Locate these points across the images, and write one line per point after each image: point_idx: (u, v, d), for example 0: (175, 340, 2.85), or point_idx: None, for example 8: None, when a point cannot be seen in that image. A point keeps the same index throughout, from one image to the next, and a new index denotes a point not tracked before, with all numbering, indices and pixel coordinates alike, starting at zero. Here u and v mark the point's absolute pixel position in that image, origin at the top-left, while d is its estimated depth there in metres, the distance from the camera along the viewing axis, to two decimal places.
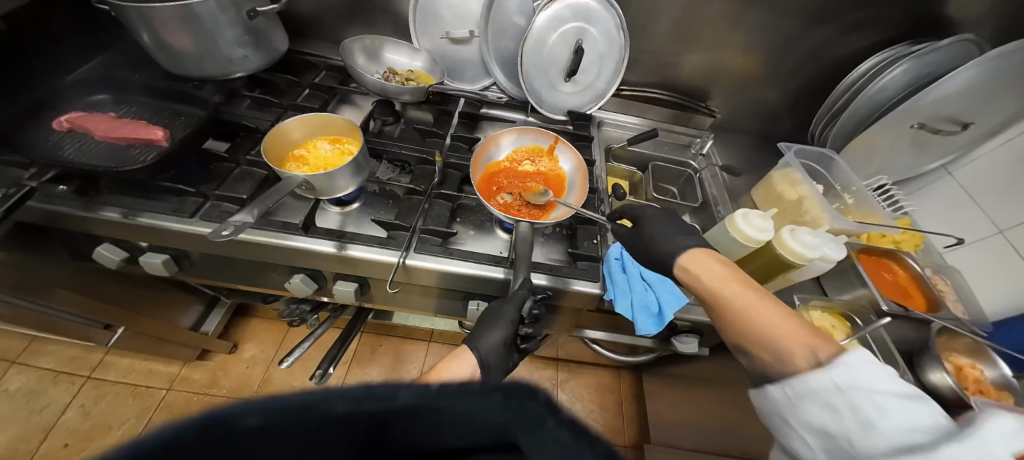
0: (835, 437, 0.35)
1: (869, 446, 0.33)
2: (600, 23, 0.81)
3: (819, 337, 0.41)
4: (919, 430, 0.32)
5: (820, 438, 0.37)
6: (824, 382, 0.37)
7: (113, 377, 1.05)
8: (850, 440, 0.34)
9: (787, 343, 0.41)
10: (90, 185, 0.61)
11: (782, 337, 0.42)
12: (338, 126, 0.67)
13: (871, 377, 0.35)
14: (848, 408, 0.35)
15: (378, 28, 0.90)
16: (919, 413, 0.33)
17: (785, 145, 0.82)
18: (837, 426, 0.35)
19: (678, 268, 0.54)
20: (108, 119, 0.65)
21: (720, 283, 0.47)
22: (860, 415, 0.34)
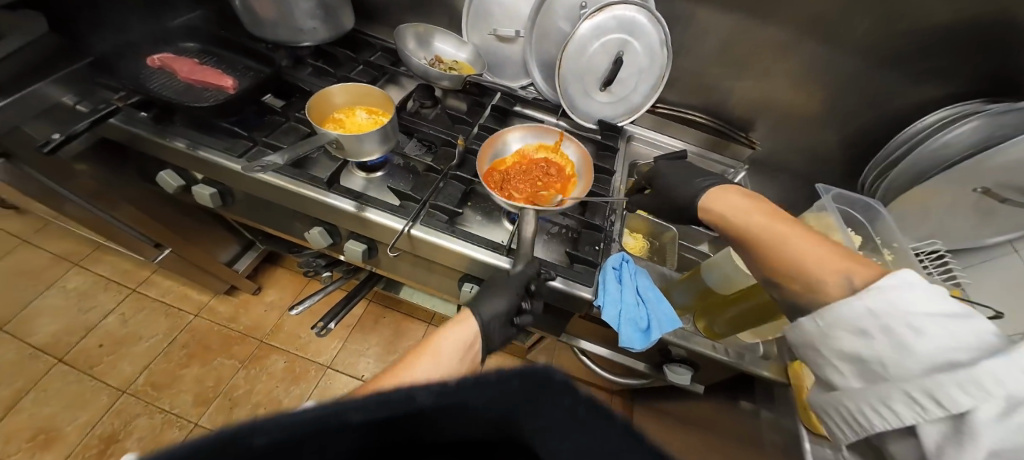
0: (870, 364, 0.37)
1: (906, 369, 0.35)
2: (644, 37, 0.81)
3: (852, 260, 0.41)
4: (960, 350, 0.33)
5: (855, 365, 0.39)
6: (857, 310, 0.38)
7: (153, 294, 1.18)
8: (885, 364, 0.36)
9: (821, 270, 0.41)
10: (165, 116, 0.71)
11: (808, 261, 0.42)
12: (377, 99, 0.73)
13: (911, 300, 0.36)
14: (882, 333, 0.36)
15: (435, 18, 0.96)
16: (963, 332, 0.34)
17: (824, 188, 0.78)
18: (874, 352, 0.37)
19: (702, 207, 0.58)
20: (191, 63, 0.76)
21: (745, 215, 0.50)
22: (893, 338, 0.36)
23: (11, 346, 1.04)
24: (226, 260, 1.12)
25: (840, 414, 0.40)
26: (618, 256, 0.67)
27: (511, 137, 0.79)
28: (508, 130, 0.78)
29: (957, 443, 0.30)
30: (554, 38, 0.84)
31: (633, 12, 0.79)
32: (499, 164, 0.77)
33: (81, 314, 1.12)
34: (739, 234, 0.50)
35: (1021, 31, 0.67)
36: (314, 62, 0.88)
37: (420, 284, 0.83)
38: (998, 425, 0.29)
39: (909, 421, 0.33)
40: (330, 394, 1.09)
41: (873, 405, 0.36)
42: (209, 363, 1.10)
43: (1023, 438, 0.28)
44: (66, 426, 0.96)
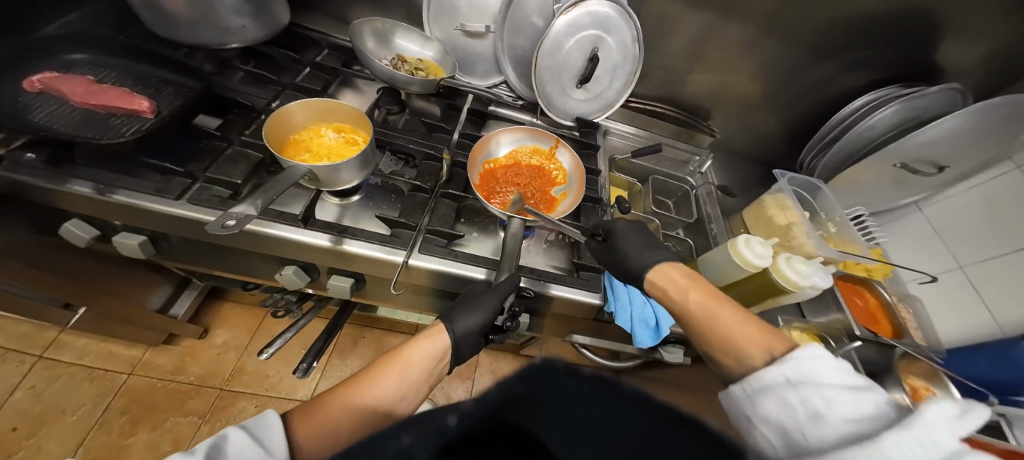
0: (785, 430, 0.36)
1: (819, 437, 0.33)
2: (616, 33, 0.80)
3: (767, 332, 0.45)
4: (864, 419, 0.32)
5: (778, 435, 0.36)
6: (778, 377, 0.38)
7: (67, 358, 0.99)
8: (800, 433, 0.34)
9: (746, 345, 0.44)
10: (63, 155, 0.55)
11: (741, 340, 0.45)
12: (346, 114, 0.65)
13: (815, 361, 0.37)
14: (799, 402, 0.35)
15: (388, 10, 0.88)
16: (864, 403, 0.33)
17: (780, 172, 0.87)
18: (789, 419, 0.35)
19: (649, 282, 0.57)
20: (85, 83, 0.59)
21: (682, 293, 0.52)
22: (806, 407, 0.35)
23: None
24: (158, 307, 0.94)
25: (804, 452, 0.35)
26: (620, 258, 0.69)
27: (507, 137, 0.77)
28: (510, 129, 0.76)
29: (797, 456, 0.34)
30: (529, 33, 0.81)
31: (605, 7, 0.77)
32: (495, 165, 0.75)
33: None
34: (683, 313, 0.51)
35: (922, 23, 0.78)
36: (246, 66, 0.74)
37: (413, 307, 0.77)
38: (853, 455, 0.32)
39: (789, 428, 0.35)
40: None
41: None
42: (161, 426, 0.94)
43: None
44: None
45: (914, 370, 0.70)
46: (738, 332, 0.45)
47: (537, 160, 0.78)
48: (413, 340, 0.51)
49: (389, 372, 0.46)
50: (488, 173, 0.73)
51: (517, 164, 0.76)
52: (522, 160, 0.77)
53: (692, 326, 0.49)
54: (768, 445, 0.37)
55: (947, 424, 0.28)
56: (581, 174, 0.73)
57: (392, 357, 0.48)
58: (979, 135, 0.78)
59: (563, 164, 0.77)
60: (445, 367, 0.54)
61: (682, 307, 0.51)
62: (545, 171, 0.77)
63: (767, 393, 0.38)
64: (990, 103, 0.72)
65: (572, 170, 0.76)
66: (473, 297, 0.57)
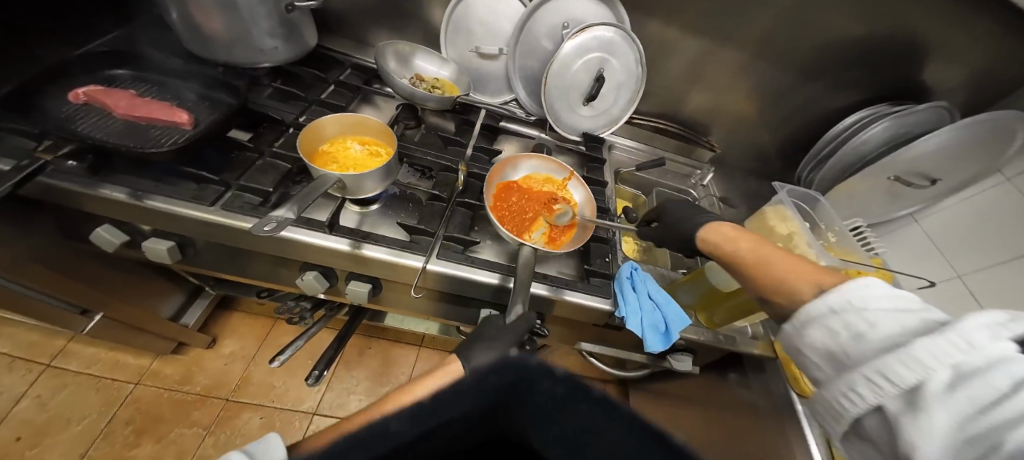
0: (832, 351, 0.38)
1: (862, 353, 0.36)
2: (620, 55, 0.85)
3: (821, 271, 0.44)
4: (905, 330, 0.35)
5: (823, 357, 0.39)
6: (823, 308, 0.39)
7: (74, 367, 0.99)
8: (846, 352, 0.37)
9: (797, 280, 0.44)
10: (102, 163, 0.58)
11: (792, 277, 0.44)
12: (371, 128, 0.69)
13: (863, 289, 0.38)
14: (844, 326, 0.37)
15: (406, 33, 0.94)
16: (906, 317, 0.35)
17: (779, 185, 0.90)
18: (834, 343, 0.38)
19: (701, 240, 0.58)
20: (128, 96, 0.64)
21: (732, 241, 0.53)
22: (851, 330, 0.37)
23: None
24: (171, 315, 0.96)
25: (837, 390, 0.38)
26: (628, 265, 0.70)
27: (525, 164, 0.81)
28: (528, 155, 0.80)
29: (914, 415, 0.31)
30: (538, 56, 0.87)
31: (611, 32, 0.82)
32: (510, 185, 0.78)
33: None
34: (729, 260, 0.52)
35: (906, 48, 0.83)
36: (274, 83, 0.79)
37: (427, 315, 0.79)
38: (947, 398, 0.30)
39: (872, 401, 0.34)
40: None
41: (838, 393, 0.36)
42: (165, 437, 0.94)
43: (971, 413, 0.29)
44: None
45: None
46: (795, 272, 0.44)
47: (549, 187, 0.81)
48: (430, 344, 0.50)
49: None
50: (504, 192, 0.75)
51: (530, 188, 0.79)
52: (535, 186, 0.80)
53: (739, 269, 0.49)
54: (815, 365, 0.40)
55: (991, 330, 0.32)
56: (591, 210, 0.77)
57: (413, 357, 0.46)
58: (965, 149, 0.83)
59: (574, 196, 0.81)
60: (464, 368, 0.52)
61: (735, 255, 0.51)
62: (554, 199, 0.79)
63: (812, 322, 0.40)
64: (978, 119, 0.77)
65: (581, 204, 0.79)
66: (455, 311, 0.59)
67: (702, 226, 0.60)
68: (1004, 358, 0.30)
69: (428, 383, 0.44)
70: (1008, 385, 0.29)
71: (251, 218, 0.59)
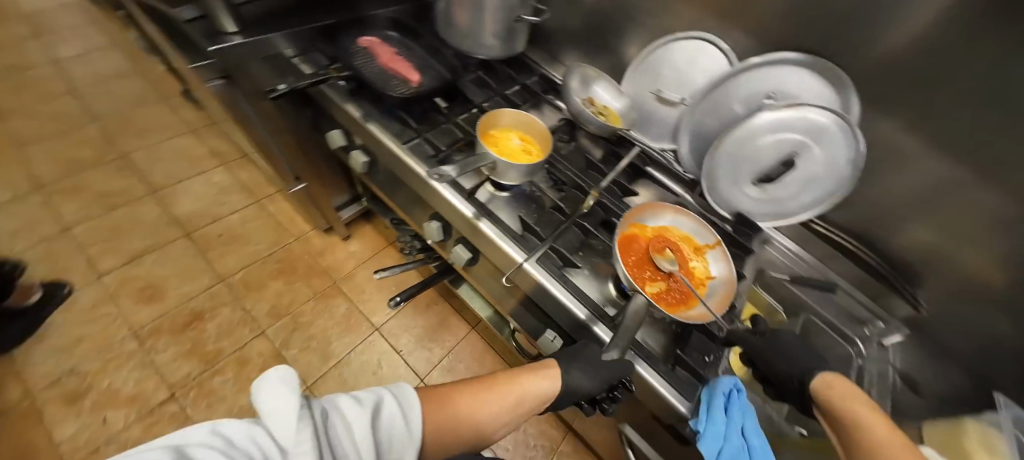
0: None
1: None
2: (828, 148, 0.71)
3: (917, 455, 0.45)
4: None
5: None
6: None
7: (272, 209, 1.41)
8: None
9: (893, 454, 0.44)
10: (357, 90, 0.80)
11: (887, 451, 0.45)
12: (536, 131, 0.78)
13: None
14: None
15: (602, 61, 0.99)
16: None
17: (1004, 400, 0.63)
18: None
19: (817, 384, 0.56)
20: (390, 53, 0.88)
21: (845, 402, 0.51)
22: None
23: (163, 211, 1.37)
24: (338, 206, 1.25)
25: None
26: (730, 380, 0.55)
27: (665, 212, 0.75)
28: (673, 207, 0.75)
29: None
30: (721, 117, 0.81)
31: (828, 119, 0.69)
32: (642, 229, 0.73)
33: (218, 205, 1.40)
34: (856, 427, 0.48)
35: None
36: (477, 72, 0.94)
37: (498, 304, 0.84)
38: None
39: None
40: (369, 352, 1.19)
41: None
42: (290, 284, 1.27)
43: None
44: (171, 290, 1.21)
45: None
46: (894, 448, 0.45)
47: (686, 249, 0.73)
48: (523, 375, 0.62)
49: (501, 393, 0.58)
50: (634, 233, 0.70)
51: (664, 241, 0.72)
52: (669, 240, 0.73)
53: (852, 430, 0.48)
54: None
55: None
56: (731, 287, 0.67)
57: (507, 381, 0.60)
58: None
59: (710, 266, 0.71)
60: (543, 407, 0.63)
61: (850, 414, 0.50)
62: (686, 261, 0.71)
63: None
64: None
65: (720, 278, 0.69)
66: (576, 354, 0.60)
67: (818, 373, 0.57)
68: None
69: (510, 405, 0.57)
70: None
71: (421, 165, 0.72)
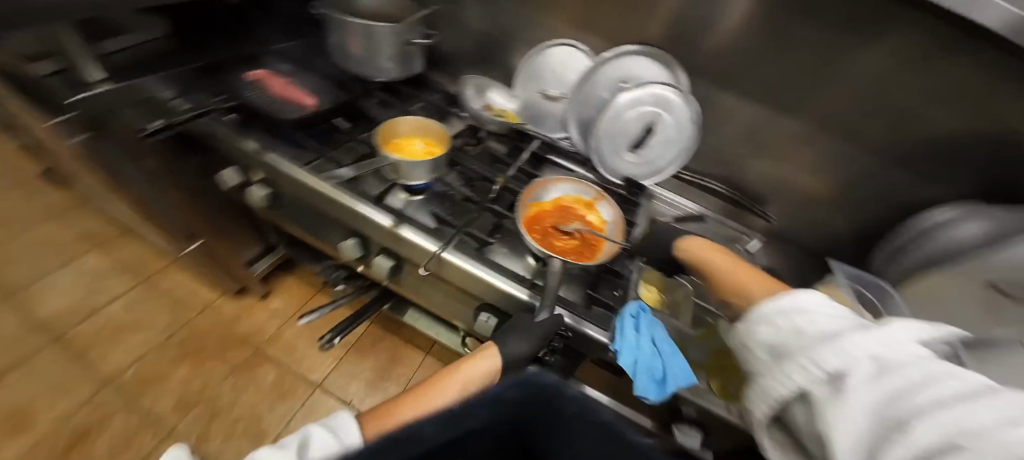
0: (776, 346, 0.38)
1: (800, 344, 0.35)
2: (675, 114, 0.89)
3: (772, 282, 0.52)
4: (837, 326, 0.35)
5: (766, 353, 0.39)
6: (774, 308, 0.41)
7: (167, 284, 1.23)
8: (788, 346, 0.37)
9: (750, 286, 0.52)
10: (251, 122, 0.79)
11: (750, 282, 0.53)
12: (433, 132, 0.84)
13: (809, 298, 0.40)
14: (787, 322, 0.38)
15: (492, 72, 1.11)
16: (841, 319, 0.36)
17: (836, 264, 0.81)
18: (781, 340, 0.38)
19: (682, 251, 0.68)
20: (281, 83, 0.86)
21: (710, 257, 0.63)
22: (793, 326, 0.37)
23: (13, 320, 1.12)
24: (248, 260, 1.15)
25: (757, 398, 0.38)
26: (636, 305, 0.68)
27: (555, 185, 0.86)
28: (559, 178, 0.85)
29: (835, 396, 0.30)
30: (594, 104, 0.96)
31: (669, 92, 0.88)
32: (539, 205, 0.83)
33: (91, 296, 1.19)
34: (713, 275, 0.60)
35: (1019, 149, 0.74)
36: (379, 94, 0.98)
37: (437, 308, 0.87)
38: (869, 387, 0.29)
39: (797, 384, 0.33)
40: (311, 414, 1.09)
41: (776, 379, 0.35)
42: (201, 366, 1.12)
43: (887, 400, 0.28)
44: (40, 412, 0.99)
45: None
46: (748, 278, 0.54)
47: (580, 210, 0.85)
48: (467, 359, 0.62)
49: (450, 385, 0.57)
50: (533, 209, 0.80)
51: (560, 210, 0.84)
52: (564, 207, 0.84)
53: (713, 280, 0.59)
54: (759, 362, 0.40)
55: (914, 342, 0.32)
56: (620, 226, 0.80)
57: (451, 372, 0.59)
58: None
59: (602, 214, 0.84)
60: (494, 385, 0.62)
61: (710, 267, 0.61)
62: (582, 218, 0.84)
63: (764, 320, 0.41)
64: None
65: (611, 222, 0.82)
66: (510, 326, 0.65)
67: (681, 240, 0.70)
68: (963, 373, 0.28)
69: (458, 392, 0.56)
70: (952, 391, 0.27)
71: (326, 182, 0.73)
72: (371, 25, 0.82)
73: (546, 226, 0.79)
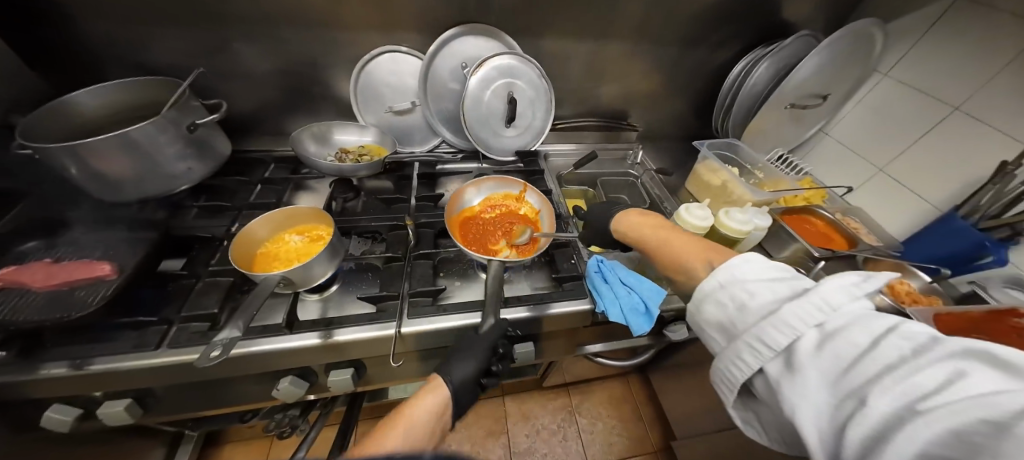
0: (724, 322, 0.47)
1: (746, 322, 0.44)
2: (523, 76, 0.90)
3: (708, 248, 0.55)
4: (777, 298, 0.44)
5: (720, 331, 0.47)
6: (714, 284, 0.48)
7: None
8: (736, 324, 0.45)
9: (689, 258, 0.55)
10: (34, 342, 0.55)
11: (686, 255, 0.55)
12: (303, 216, 0.69)
13: (744, 267, 0.48)
14: (729, 298, 0.47)
15: (319, 114, 0.96)
16: (779, 287, 0.44)
17: (699, 143, 0.96)
18: (726, 316, 0.46)
19: (620, 231, 0.70)
20: (42, 266, 0.61)
21: (647, 231, 0.65)
22: (737, 301, 0.46)
23: None
24: None
25: (723, 381, 0.46)
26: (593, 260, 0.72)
27: (475, 189, 0.83)
28: (477, 180, 0.83)
29: (791, 372, 0.40)
30: (449, 98, 0.92)
31: (507, 59, 0.88)
32: (467, 216, 0.81)
33: None
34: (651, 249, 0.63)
35: None
36: (199, 203, 0.78)
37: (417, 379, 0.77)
38: (816, 357, 0.39)
39: (756, 365, 0.42)
40: None
41: (733, 361, 0.44)
42: None
43: (835, 368, 0.38)
44: None
45: (882, 270, 0.81)
46: (682, 249, 0.57)
47: (507, 204, 0.85)
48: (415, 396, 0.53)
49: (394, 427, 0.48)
50: (462, 226, 0.78)
51: (488, 213, 0.82)
52: (492, 207, 0.83)
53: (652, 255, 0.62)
54: (715, 338, 0.48)
55: (847, 290, 0.41)
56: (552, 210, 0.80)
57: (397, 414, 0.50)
58: (838, 65, 0.94)
59: (533, 204, 0.85)
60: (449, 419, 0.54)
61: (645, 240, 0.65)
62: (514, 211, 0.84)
63: (708, 299, 0.49)
64: (836, 38, 0.87)
65: (541, 207, 0.83)
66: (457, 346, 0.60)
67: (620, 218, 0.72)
68: (860, 317, 0.39)
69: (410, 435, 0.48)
70: (865, 340, 0.37)
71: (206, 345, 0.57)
72: (128, 130, 0.62)
73: (481, 234, 0.76)
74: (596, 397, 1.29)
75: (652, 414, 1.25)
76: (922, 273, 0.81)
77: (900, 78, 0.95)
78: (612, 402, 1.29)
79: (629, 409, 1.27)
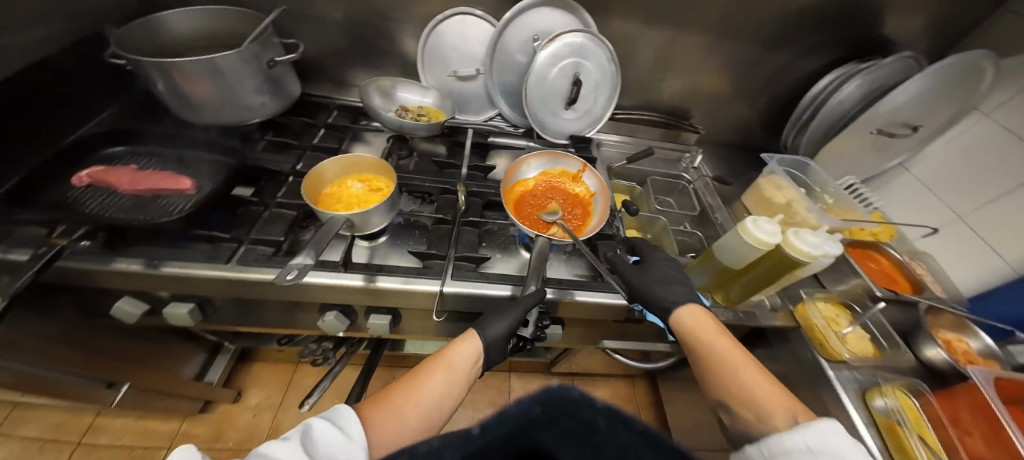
0: None
1: None
2: (593, 57, 0.87)
3: (793, 401, 0.48)
4: None
5: None
6: (800, 445, 0.42)
7: (104, 442, 0.99)
8: None
9: (768, 403, 0.47)
10: (117, 238, 0.60)
11: (762, 397, 0.48)
12: (367, 165, 0.72)
13: (837, 438, 0.41)
14: None
15: (384, 68, 0.97)
16: None
17: (768, 155, 0.91)
18: None
19: (679, 321, 0.60)
20: (131, 172, 0.66)
21: (712, 338, 0.55)
22: None
23: None
24: (195, 375, 0.98)
25: None
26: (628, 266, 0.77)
27: (535, 161, 0.84)
28: (538, 153, 0.83)
29: None
30: (513, 70, 0.90)
31: (580, 37, 0.85)
32: (522, 187, 0.81)
33: None
34: (710, 361, 0.53)
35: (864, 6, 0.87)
36: (266, 137, 0.82)
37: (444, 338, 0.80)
38: None
39: None
40: None
41: None
42: None
43: None
44: None
45: (943, 324, 0.75)
46: (751, 378, 0.50)
47: (563, 182, 0.84)
48: (449, 345, 0.55)
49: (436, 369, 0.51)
50: (516, 195, 0.79)
51: (544, 186, 0.83)
52: (549, 182, 0.84)
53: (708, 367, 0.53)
54: None
55: None
56: (607, 195, 0.79)
57: (437, 357, 0.53)
58: (942, 92, 0.85)
59: (589, 185, 0.84)
60: (479, 367, 0.57)
61: (712, 350, 0.54)
62: (568, 190, 0.83)
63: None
64: (948, 62, 0.78)
65: (597, 191, 0.82)
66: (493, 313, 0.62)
67: (682, 308, 0.61)
68: None
69: (451, 379, 0.51)
70: None
71: (269, 269, 0.61)
72: (214, 57, 0.65)
73: (533, 208, 0.77)
74: (600, 393, 1.30)
75: (654, 420, 1.25)
76: (985, 334, 0.75)
77: (1005, 120, 0.86)
78: (616, 401, 1.29)
79: (633, 410, 1.27)
